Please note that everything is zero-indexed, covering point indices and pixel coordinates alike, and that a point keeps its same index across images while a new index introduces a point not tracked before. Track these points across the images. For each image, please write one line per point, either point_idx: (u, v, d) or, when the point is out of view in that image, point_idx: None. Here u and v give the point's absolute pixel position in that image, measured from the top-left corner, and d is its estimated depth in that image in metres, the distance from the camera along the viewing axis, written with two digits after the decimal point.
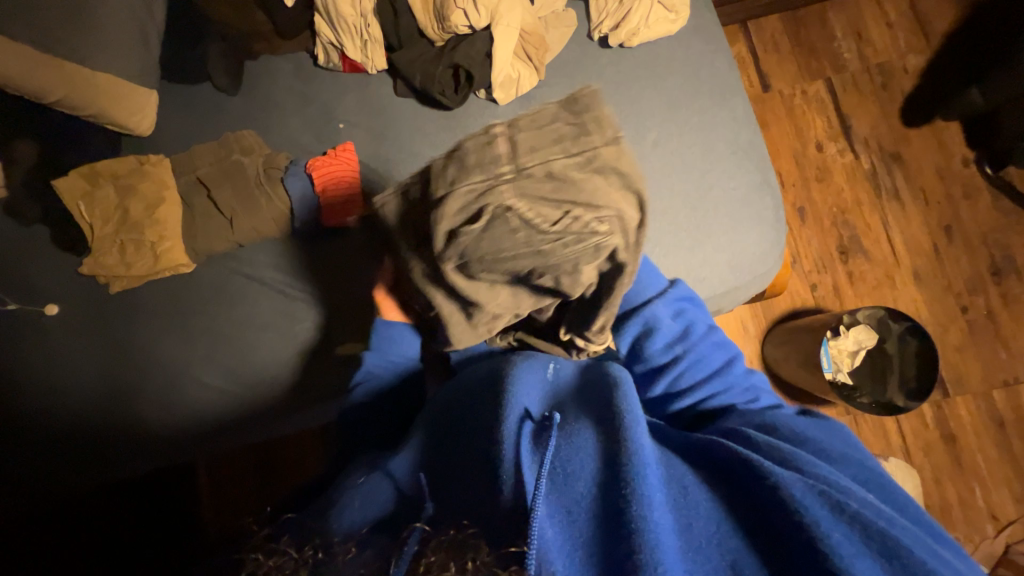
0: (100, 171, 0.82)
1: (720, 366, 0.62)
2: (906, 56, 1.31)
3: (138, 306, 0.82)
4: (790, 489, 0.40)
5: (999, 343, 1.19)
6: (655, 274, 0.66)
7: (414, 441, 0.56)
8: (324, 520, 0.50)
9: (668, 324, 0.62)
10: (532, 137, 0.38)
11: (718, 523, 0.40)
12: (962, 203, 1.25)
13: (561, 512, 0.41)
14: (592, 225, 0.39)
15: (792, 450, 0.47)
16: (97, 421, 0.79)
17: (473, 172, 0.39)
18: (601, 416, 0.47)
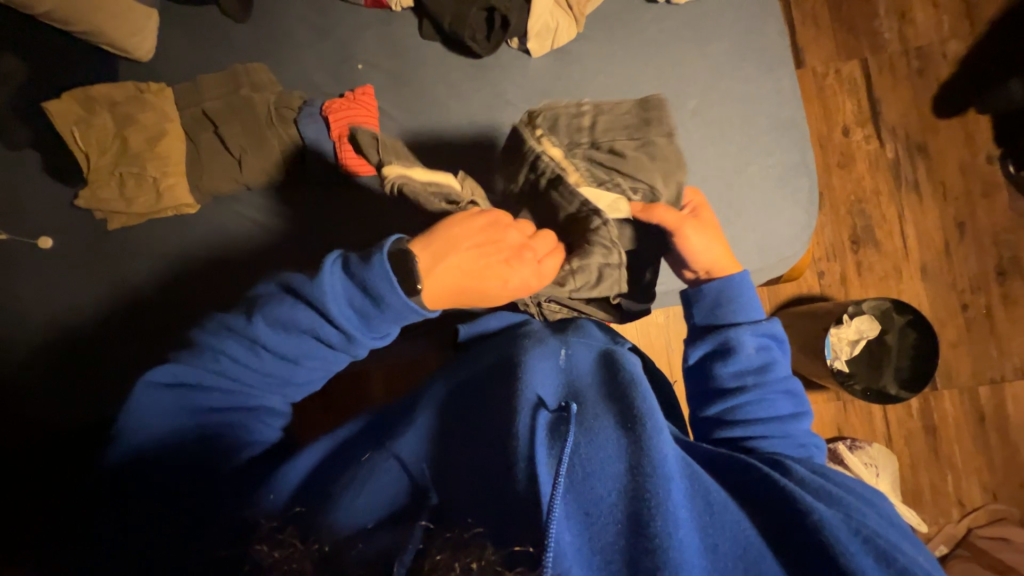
0: (96, 97, 0.75)
1: (785, 414, 0.59)
2: (947, 41, 1.26)
3: (139, 245, 0.78)
4: (831, 530, 0.44)
5: (992, 341, 1.22)
6: (756, 306, 0.63)
7: (423, 420, 0.56)
8: (329, 510, 0.48)
9: (751, 355, 0.60)
10: (608, 125, 0.66)
11: (745, 549, 0.44)
12: (980, 201, 1.24)
13: (579, 512, 0.44)
14: (627, 189, 0.66)
15: (841, 497, 0.49)
16: (95, 362, 0.77)
17: (565, 136, 0.66)
18: (623, 420, 0.51)
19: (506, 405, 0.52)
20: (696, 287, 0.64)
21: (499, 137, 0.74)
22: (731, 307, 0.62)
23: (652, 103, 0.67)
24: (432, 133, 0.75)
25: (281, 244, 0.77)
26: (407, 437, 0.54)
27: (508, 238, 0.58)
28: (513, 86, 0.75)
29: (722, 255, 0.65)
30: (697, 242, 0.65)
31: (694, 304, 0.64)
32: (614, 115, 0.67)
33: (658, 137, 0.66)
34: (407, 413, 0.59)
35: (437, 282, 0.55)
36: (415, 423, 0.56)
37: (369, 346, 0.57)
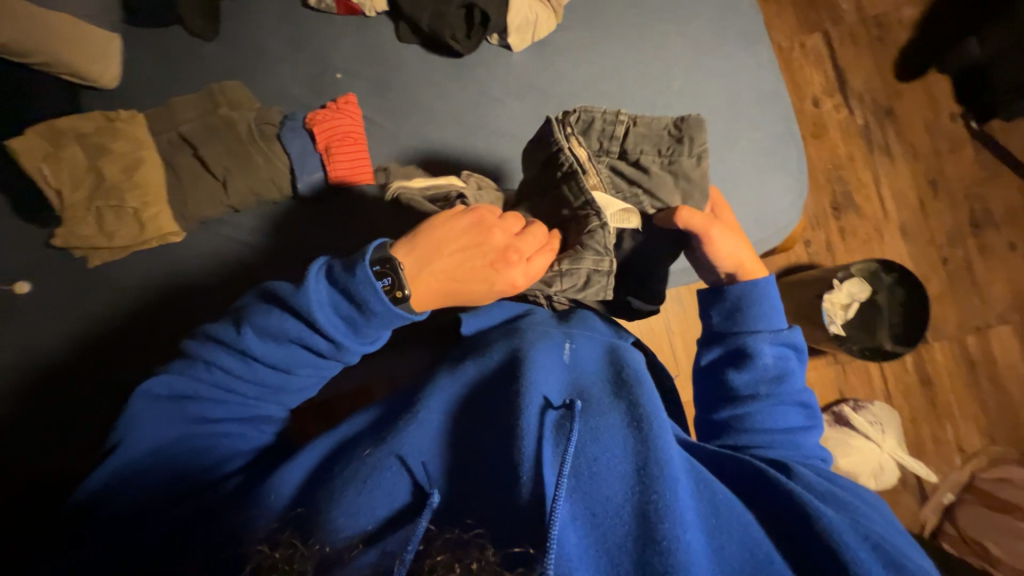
0: (62, 130, 0.72)
1: (796, 425, 0.59)
2: (901, 8, 1.30)
3: (123, 279, 0.75)
4: (839, 535, 0.43)
5: (974, 291, 1.27)
6: (777, 314, 0.62)
7: (434, 414, 0.52)
8: (331, 509, 0.45)
9: (768, 363, 0.60)
10: (638, 138, 0.64)
11: (751, 551, 0.44)
12: (948, 158, 1.29)
13: (584, 513, 0.44)
14: (644, 204, 0.64)
15: (846, 498, 0.49)
16: (84, 407, 0.72)
17: (593, 140, 0.65)
18: (630, 421, 0.50)
19: (507, 402, 0.51)
20: (714, 291, 0.64)
21: (489, 134, 0.74)
22: (749, 314, 0.62)
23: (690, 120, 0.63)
24: (421, 137, 0.74)
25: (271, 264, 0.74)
26: (411, 439, 0.49)
27: (491, 236, 0.57)
28: (497, 82, 0.74)
29: (750, 260, 0.64)
30: (727, 246, 0.64)
31: (711, 307, 0.64)
32: (649, 128, 0.64)
33: (688, 159, 0.63)
34: (411, 393, 0.56)
35: (422, 285, 0.54)
36: (422, 415, 0.51)
37: (360, 352, 0.55)
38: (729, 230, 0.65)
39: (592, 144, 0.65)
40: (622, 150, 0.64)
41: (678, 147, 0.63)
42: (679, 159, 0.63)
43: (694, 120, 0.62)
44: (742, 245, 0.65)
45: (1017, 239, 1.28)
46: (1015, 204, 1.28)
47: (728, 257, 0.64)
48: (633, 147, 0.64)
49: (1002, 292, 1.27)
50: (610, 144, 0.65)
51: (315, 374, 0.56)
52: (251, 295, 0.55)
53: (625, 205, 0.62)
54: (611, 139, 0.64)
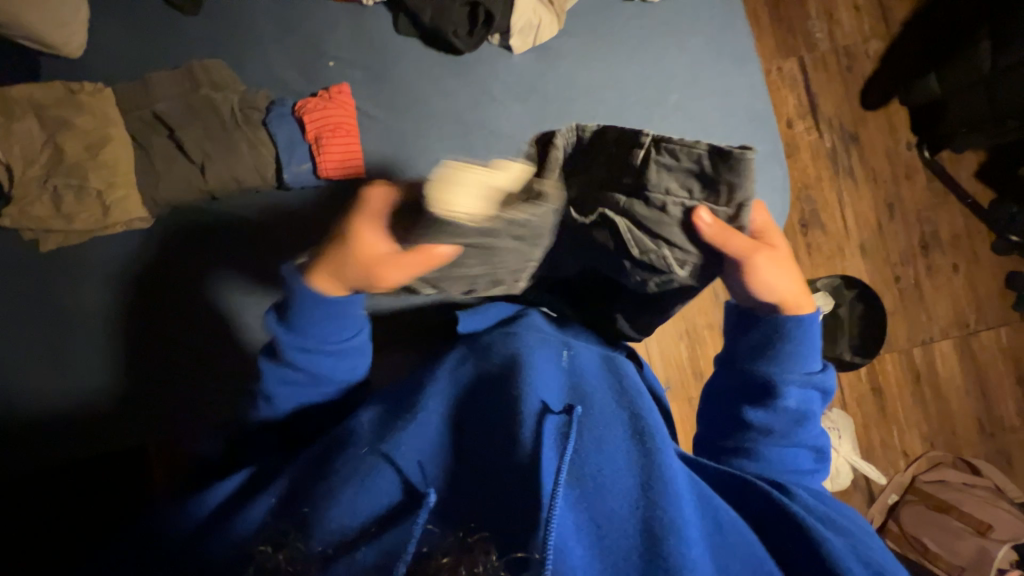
0: (17, 98, 0.66)
1: (804, 459, 0.64)
2: (869, 41, 1.39)
3: (73, 265, 0.68)
4: (837, 557, 0.46)
5: (922, 308, 1.37)
6: (813, 359, 0.65)
7: (433, 411, 0.53)
8: (328, 510, 0.45)
9: (791, 405, 0.63)
10: (664, 173, 0.57)
11: (756, 566, 0.46)
12: (904, 183, 1.39)
13: (589, 524, 0.44)
14: (672, 262, 0.61)
15: (838, 522, 0.53)
16: (31, 399, 0.68)
17: (608, 173, 0.61)
18: (632, 438, 0.52)
19: (508, 408, 0.51)
20: (751, 324, 0.65)
21: (488, 134, 0.73)
22: (782, 355, 0.64)
23: (734, 159, 0.54)
24: (417, 132, 0.72)
25: (247, 253, 0.69)
26: (408, 439, 0.50)
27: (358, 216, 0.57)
28: (498, 82, 0.74)
29: (796, 295, 0.65)
30: (774, 279, 0.63)
31: (746, 338, 0.66)
32: (677, 162, 0.56)
33: (723, 207, 0.57)
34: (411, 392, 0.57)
35: (325, 276, 0.57)
36: (422, 413, 0.52)
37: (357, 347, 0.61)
38: (781, 261, 0.63)
39: (606, 175, 0.61)
40: (640, 185, 0.58)
41: (711, 191, 0.57)
42: (710, 206, 0.58)
43: (745, 155, 0.53)
44: (788, 277, 0.64)
45: (960, 261, 1.39)
46: (960, 229, 1.39)
47: (772, 289, 0.63)
48: (655, 185, 0.57)
49: (946, 310, 1.38)
50: (624, 177, 0.59)
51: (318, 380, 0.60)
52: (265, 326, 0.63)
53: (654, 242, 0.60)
54: (630, 170, 0.59)
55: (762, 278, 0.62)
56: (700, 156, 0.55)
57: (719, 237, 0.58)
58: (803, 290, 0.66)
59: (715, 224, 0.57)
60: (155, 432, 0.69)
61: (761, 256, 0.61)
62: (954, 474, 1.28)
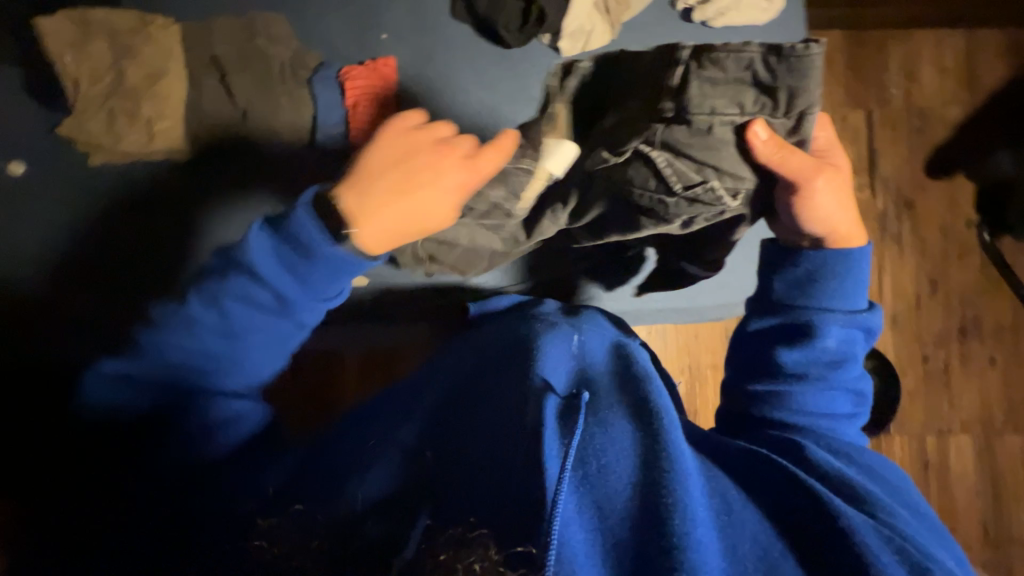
0: (93, 21, 0.71)
1: (838, 403, 0.63)
2: (948, 106, 1.31)
3: (117, 185, 0.76)
4: (860, 537, 0.45)
5: (945, 396, 1.29)
6: (858, 294, 0.64)
7: (427, 411, 0.60)
8: (354, 486, 0.53)
9: (828, 345, 0.62)
10: (710, 88, 0.54)
11: (763, 548, 0.46)
12: (954, 262, 1.31)
13: (591, 507, 0.46)
14: (722, 193, 0.60)
15: (868, 492, 0.52)
16: (70, 300, 0.77)
17: (643, 106, 0.59)
18: (636, 413, 0.53)
19: (518, 396, 0.55)
20: (792, 254, 0.64)
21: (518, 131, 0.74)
22: (824, 288, 0.63)
23: (788, 55, 0.52)
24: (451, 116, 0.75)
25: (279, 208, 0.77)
26: (409, 430, 0.58)
27: (420, 161, 0.59)
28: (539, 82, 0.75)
29: (851, 226, 0.64)
30: (829, 203, 0.62)
31: (786, 275, 0.64)
32: (725, 74, 0.54)
33: (780, 118, 0.56)
34: (406, 412, 0.62)
35: (370, 222, 0.55)
36: (423, 414, 0.60)
37: (313, 309, 0.59)
38: (838, 183, 0.62)
39: (649, 101, 0.58)
40: (680, 109, 0.56)
41: (768, 103, 0.55)
42: (766, 120, 0.57)
43: (809, 51, 0.51)
44: (847, 210, 0.64)
45: (998, 355, 1.30)
46: (1005, 321, 1.30)
47: (827, 217, 0.62)
48: (700, 103, 0.55)
49: (972, 404, 1.29)
50: (666, 102, 0.56)
51: (270, 336, 0.58)
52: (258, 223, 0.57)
53: (697, 179, 0.59)
54: (666, 92, 0.56)
55: (817, 208, 0.61)
56: (752, 61, 0.53)
57: (776, 153, 0.57)
58: (855, 217, 0.65)
59: (771, 142, 0.57)
60: None
61: (814, 179, 0.60)
62: None
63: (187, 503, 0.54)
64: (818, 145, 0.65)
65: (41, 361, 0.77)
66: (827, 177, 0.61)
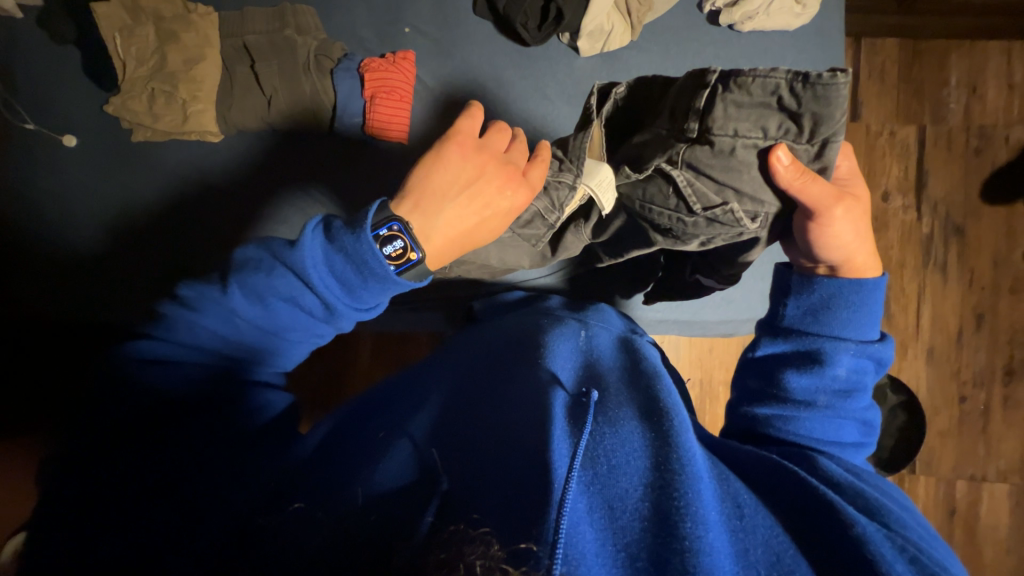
0: (143, 7, 0.77)
1: (850, 433, 0.55)
2: (1012, 127, 1.21)
3: (160, 161, 0.82)
4: (873, 545, 0.37)
5: (982, 439, 1.20)
6: (870, 325, 0.57)
7: (437, 400, 0.50)
8: (364, 473, 0.42)
9: (839, 373, 0.55)
10: (733, 111, 0.53)
11: (776, 554, 0.37)
12: (1005, 296, 1.21)
13: (602, 507, 0.37)
14: (742, 217, 0.58)
15: (881, 502, 0.43)
16: (107, 264, 0.82)
17: (668, 125, 0.58)
18: (645, 412, 0.45)
19: (518, 381, 0.49)
20: (803, 279, 0.59)
21: (534, 129, 0.76)
22: (836, 315, 0.57)
23: (818, 81, 0.48)
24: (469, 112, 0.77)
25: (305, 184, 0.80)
26: (422, 416, 0.48)
27: (488, 190, 0.54)
28: (555, 82, 0.77)
29: (865, 259, 0.59)
30: (844, 235, 0.57)
31: (796, 300, 0.59)
32: (751, 98, 0.52)
33: (803, 145, 0.53)
34: (421, 389, 0.54)
35: (434, 245, 0.52)
36: (429, 401, 0.51)
37: (353, 318, 0.51)
38: (858, 213, 0.58)
39: (673, 119, 0.57)
40: (703, 129, 0.55)
41: (792, 128, 0.52)
42: (788, 146, 0.53)
43: (835, 80, 0.47)
44: (865, 242, 0.59)
45: None
46: None
47: (842, 247, 0.57)
48: (723, 125, 0.54)
49: (1012, 450, 1.19)
50: (690, 122, 0.55)
51: (305, 338, 0.52)
52: (318, 220, 0.49)
53: (716, 202, 0.58)
54: (692, 113, 0.55)
55: (831, 237, 0.57)
56: (780, 85, 0.50)
57: (794, 178, 0.54)
58: (872, 250, 0.60)
59: (794, 168, 0.53)
60: None
61: (832, 206, 0.55)
62: None
63: (185, 501, 0.40)
64: (839, 172, 0.60)
65: (76, 315, 0.83)
66: (849, 206, 0.56)
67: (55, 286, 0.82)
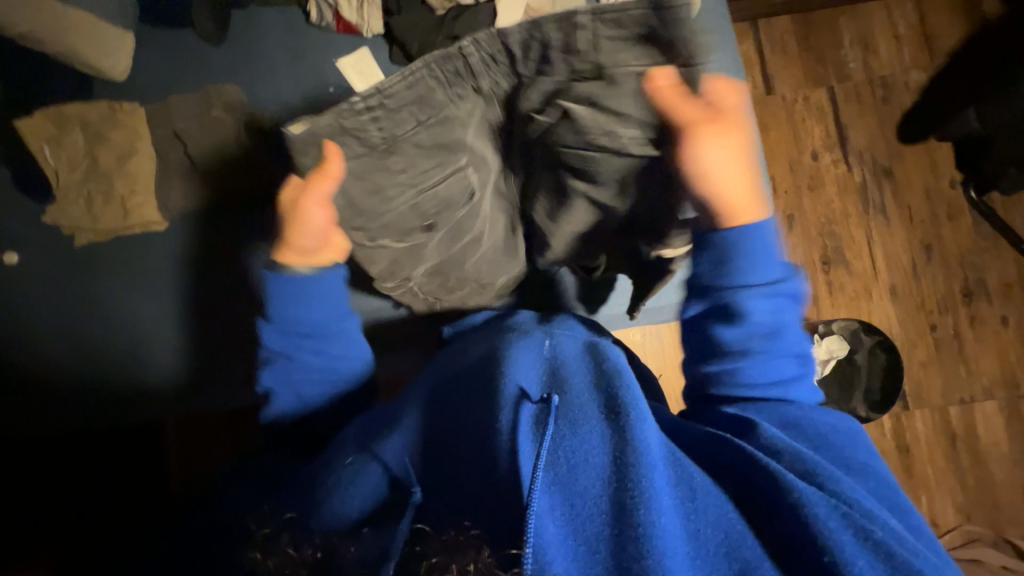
0: (67, 115, 0.79)
1: (790, 371, 0.61)
2: (909, 72, 1.31)
3: (105, 261, 0.81)
4: (812, 509, 0.40)
5: (961, 362, 1.24)
6: (774, 265, 0.62)
7: (413, 414, 0.52)
8: (328, 500, 0.48)
9: (757, 320, 0.60)
10: (612, 44, 0.60)
11: (726, 531, 0.40)
12: (945, 224, 1.28)
13: (564, 506, 0.38)
14: (656, 134, 0.63)
15: (814, 461, 0.47)
16: (70, 376, 0.81)
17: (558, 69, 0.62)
18: (608, 409, 0.46)
19: (483, 395, 0.48)
20: (705, 234, 0.63)
21: None
22: (739, 267, 0.61)
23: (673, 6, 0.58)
24: None
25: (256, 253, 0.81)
26: (393, 439, 0.50)
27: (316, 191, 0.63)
28: None
29: (742, 193, 0.63)
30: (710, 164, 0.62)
31: (698, 258, 0.64)
32: (622, 31, 0.60)
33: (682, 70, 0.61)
34: (394, 407, 0.56)
35: (297, 241, 0.66)
36: (400, 422, 0.52)
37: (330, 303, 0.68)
38: (724, 147, 0.62)
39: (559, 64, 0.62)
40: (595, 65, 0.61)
41: (667, 52, 0.61)
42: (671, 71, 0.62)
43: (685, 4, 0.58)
44: (744, 176, 0.63)
45: (1011, 313, 1.25)
46: (1011, 277, 1.26)
47: (714, 174, 0.62)
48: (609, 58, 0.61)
49: (991, 366, 1.24)
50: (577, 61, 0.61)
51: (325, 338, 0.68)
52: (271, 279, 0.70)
53: (629, 128, 0.63)
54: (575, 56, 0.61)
55: (695, 161, 0.62)
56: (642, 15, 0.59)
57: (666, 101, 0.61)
58: (753, 195, 0.63)
59: (668, 92, 0.61)
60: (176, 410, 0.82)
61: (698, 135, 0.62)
62: (990, 553, 1.11)
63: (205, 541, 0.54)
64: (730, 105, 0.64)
65: (52, 431, 0.82)
66: (710, 138, 0.61)
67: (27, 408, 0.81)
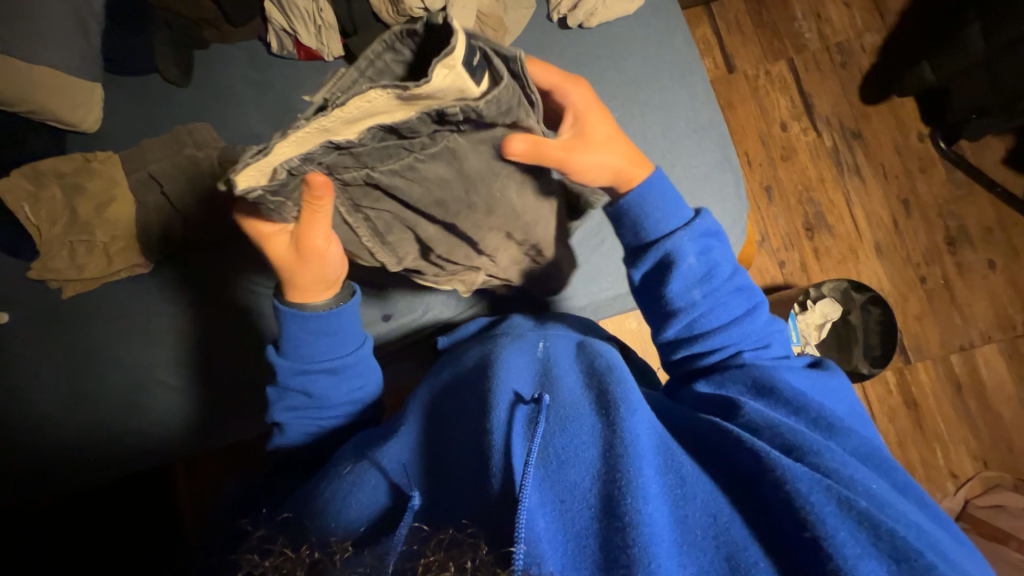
0: (43, 171, 0.80)
1: (743, 312, 0.59)
2: (863, 35, 1.34)
3: (93, 308, 0.82)
4: (793, 483, 0.40)
5: (955, 310, 1.25)
6: (673, 206, 0.59)
7: (412, 423, 0.54)
8: (317, 512, 0.46)
9: (691, 262, 0.57)
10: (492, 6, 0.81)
11: (716, 518, 0.40)
12: (919, 176, 1.30)
13: (554, 501, 0.40)
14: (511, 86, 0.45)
15: (795, 433, 0.46)
16: (65, 429, 0.80)
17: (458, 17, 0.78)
18: (600, 408, 0.47)
19: (480, 399, 0.49)
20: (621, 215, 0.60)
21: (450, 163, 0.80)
22: (653, 220, 0.58)
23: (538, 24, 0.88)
24: None
25: (246, 282, 0.83)
26: (392, 445, 0.51)
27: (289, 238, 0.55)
28: None
29: (622, 166, 0.58)
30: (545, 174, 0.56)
31: (619, 224, 0.61)
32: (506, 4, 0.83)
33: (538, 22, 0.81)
34: (394, 422, 0.56)
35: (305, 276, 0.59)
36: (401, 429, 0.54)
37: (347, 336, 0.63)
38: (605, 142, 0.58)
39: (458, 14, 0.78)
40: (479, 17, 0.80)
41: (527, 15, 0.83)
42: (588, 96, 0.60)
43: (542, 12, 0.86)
44: (607, 156, 0.58)
45: (996, 257, 1.26)
46: (991, 221, 1.27)
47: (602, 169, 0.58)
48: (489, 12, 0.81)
49: (984, 310, 1.24)
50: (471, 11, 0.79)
51: (344, 371, 0.63)
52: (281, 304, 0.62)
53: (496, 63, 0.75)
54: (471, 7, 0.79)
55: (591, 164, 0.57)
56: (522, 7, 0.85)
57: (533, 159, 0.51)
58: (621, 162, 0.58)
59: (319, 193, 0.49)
60: (179, 449, 0.82)
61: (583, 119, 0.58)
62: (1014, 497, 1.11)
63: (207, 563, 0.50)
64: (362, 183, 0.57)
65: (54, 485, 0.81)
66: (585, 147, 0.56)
67: (26, 467, 0.79)
